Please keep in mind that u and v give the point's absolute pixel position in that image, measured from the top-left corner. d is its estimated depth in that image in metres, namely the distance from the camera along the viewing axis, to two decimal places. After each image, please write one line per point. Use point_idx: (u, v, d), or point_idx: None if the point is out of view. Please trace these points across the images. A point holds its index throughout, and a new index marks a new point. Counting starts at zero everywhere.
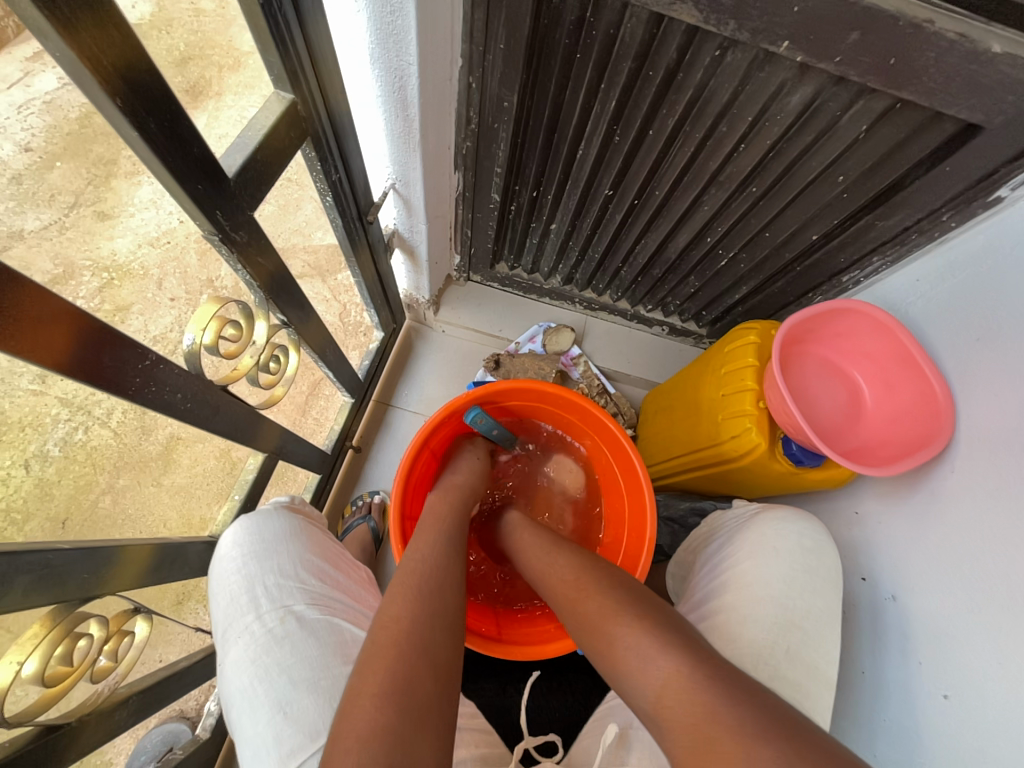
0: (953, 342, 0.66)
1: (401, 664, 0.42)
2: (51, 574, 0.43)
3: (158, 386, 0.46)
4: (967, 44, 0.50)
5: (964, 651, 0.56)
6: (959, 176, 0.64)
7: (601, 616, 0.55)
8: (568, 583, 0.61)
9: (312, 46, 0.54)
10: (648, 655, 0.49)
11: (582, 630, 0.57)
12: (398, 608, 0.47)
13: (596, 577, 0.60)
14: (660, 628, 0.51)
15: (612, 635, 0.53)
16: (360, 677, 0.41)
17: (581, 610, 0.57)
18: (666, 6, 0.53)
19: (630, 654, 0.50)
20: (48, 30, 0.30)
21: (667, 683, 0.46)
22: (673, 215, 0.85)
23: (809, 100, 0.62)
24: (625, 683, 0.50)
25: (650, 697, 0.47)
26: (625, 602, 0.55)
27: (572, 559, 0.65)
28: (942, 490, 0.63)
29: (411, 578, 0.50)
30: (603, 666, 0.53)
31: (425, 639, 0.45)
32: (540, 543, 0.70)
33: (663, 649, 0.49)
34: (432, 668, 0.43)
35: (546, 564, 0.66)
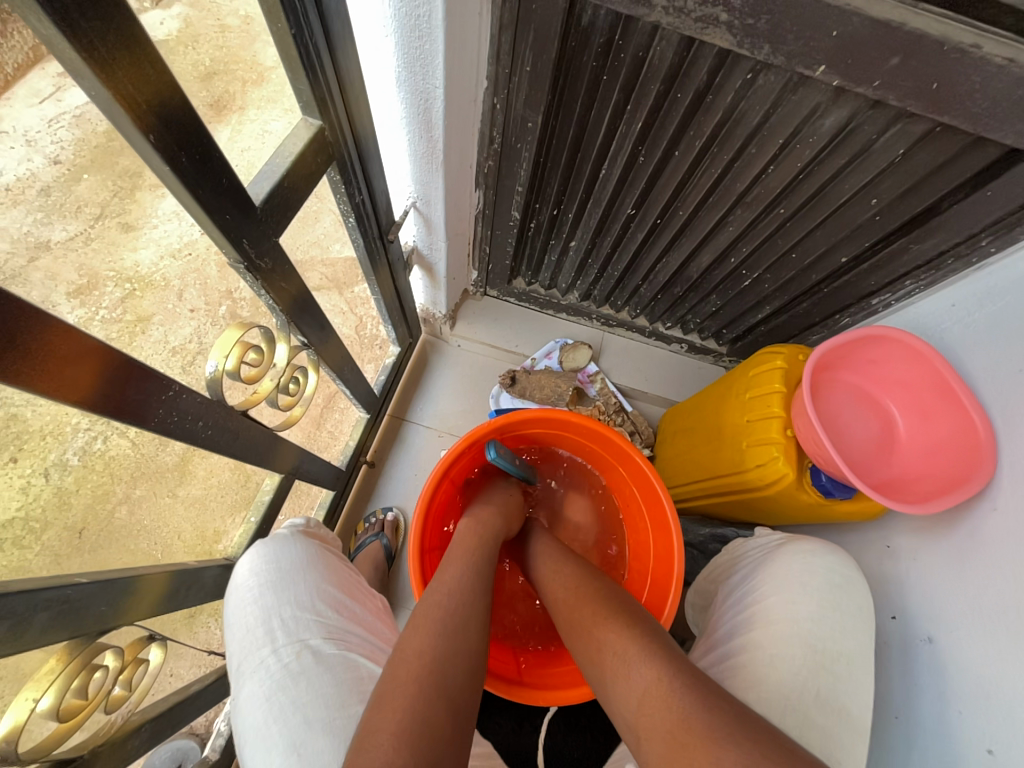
0: (993, 373, 0.63)
1: (419, 698, 0.41)
2: (69, 610, 0.43)
3: (180, 415, 0.46)
4: (1015, 69, 0.48)
5: (1010, 704, 0.53)
6: (1001, 201, 0.62)
7: (595, 628, 0.56)
8: (568, 596, 0.63)
9: (340, 72, 0.54)
10: (633, 664, 0.50)
11: (578, 643, 0.57)
12: (421, 641, 0.46)
13: (595, 591, 0.61)
14: (648, 639, 0.52)
15: (604, 647, 0.53)
16: (376, 708, 0.40)
17: (579, 623, 0.58)
18: (698, 30, 0.52)
19: (618, 663, 0.51)
20: (85, 71, 0.30)
21: (648, 692, 0.47)
22: (696, 235, 0.83)
23: (844, 123, 0.60)
24: (611, 694, 0.50)
25: (632, 706, 0.47)
26: (618, 614, 0.56)
27: (576, 575, 0.65)
28: (983, 528, 0.60)
29: (436, 611, 0.49)
30: (596, 679, 0.54)
31: (445, 676, 0.44)
32: (545, 558, 0.71)
33: (648, 659, 0.49)
34: (451, 709, 0.42)
35: (550, 577, 0.68)
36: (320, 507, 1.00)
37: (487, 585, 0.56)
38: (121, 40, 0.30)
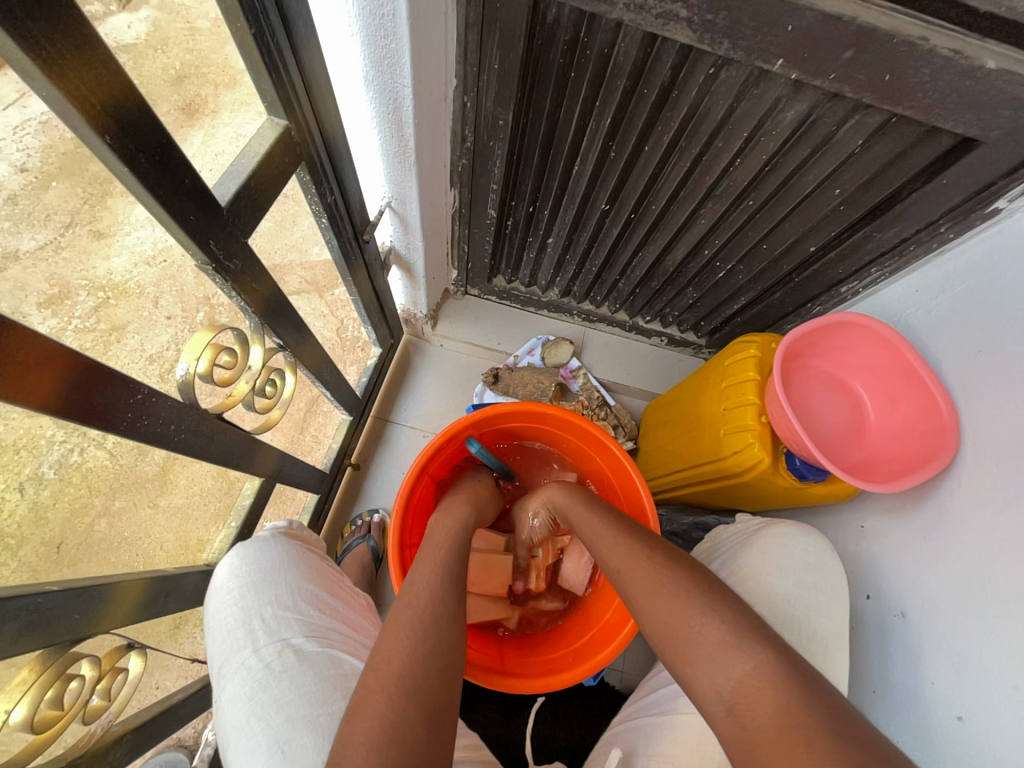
0: (955, 355, 0.65)
1: (388, 702, 0.41)
2: (40, 618, 0.42)
3: (151, 419, 0.45)
4: (962, 61, 0.50)
5: (978, 672, 0.55)
6: (957, 188, 0.64)
7: (680, 601, 0.52)
8: (642, 562, 0.57)
9: (305, 71, 0.54)
10: (735, 645, 0.47)
11: (654, 611, 0.53)
12: (396, 644, 0.46)
13: (676, 561, 0.57)
14: (743, 618, 0.49)
15: (694, 621, 0.50)
16: (348, 723, 0.40)
17: (659, 592, 0.54)
18: (659, 26, 0.53)
19: (721, 634, 0.48)
20: (34, 72, 0.29)
21: (754, 674, 0.45)
22: (670, 227, 0.84)
23: (804, 116, 0.61)
24: (701, 669, 0.47)
25: (731, 684, 0.45)
26: (707, 589, 0.52)
27: (642, 539, 0.60)
28: (950, 505, 0.62)
29: (407, 611, 0.49)
30: (675, 651, 0.50)
31: (416, 679, 0.43)
32: (601, 520, 0.65)
33: (754, 641, 0.47)
34: (424, 709, 0.42)
35: (611, 539, 0.62)
36: (305, 511, 0.99)
37: (461, 579, 0.56)
38: (70, 40, 0.30)
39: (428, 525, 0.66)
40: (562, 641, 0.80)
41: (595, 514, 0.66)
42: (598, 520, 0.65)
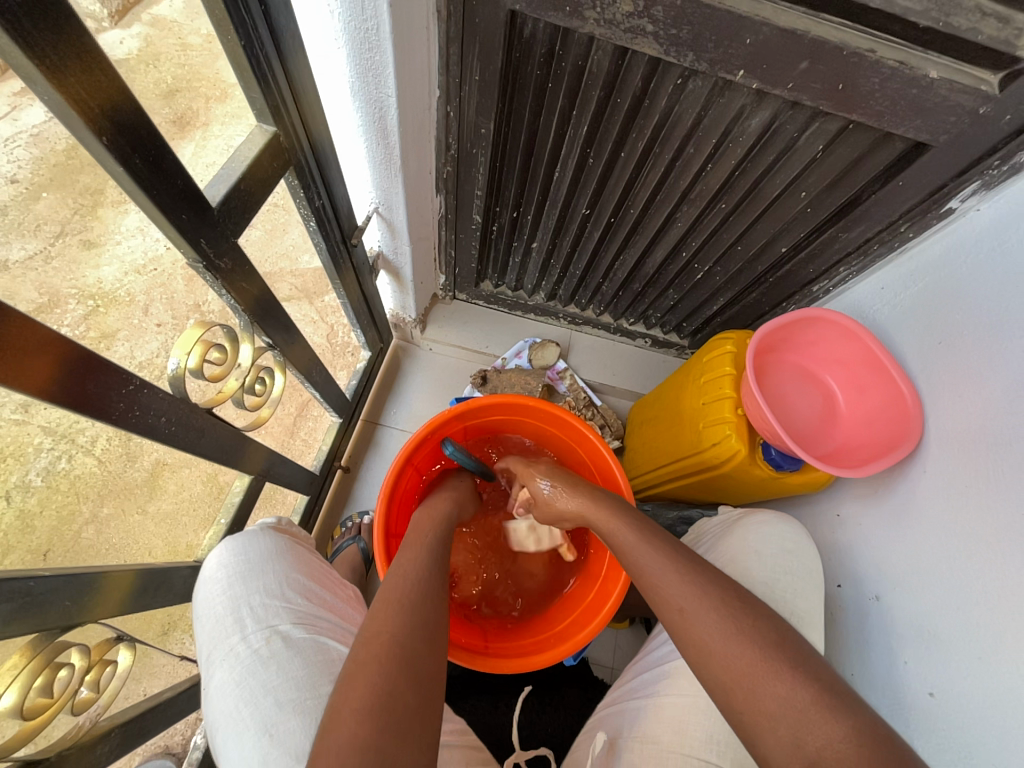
0: (918, 347, 0.69)
1: (378, 670, 0.42)
2: (32, 603, 0.43)
3: (142, 410, 0.47)
4: (906, 71, 0.54)
5: (948, 648, 0.57)
6: (912, 190, 0.68)
7: (762, 651, 0.48)
8: (717, 603, 0.52)
9: (293, 81, 0.56)
10: (826, 704, 0.44)
11: (727, 659, 0.48)
12: (386, 618, 0.47)
13: (748, 603, 0.52)
14: (826, 677, 0.46)
15: (780, 674, 0.46)
16: (338, 691, 0.41)
17: (738, 638, 0.49)
18: (629, 40, 0.57)
19: (805, 690, 0.45)
20: (38, 77, 0.32)
21: (848, 740, 0.41)
22: (649, 230, 0.87)
23: (768, 123, 0.65)
24: (785, 726, 0.44)
25: (822, 745, 0.42)
26: (785, 639, 0.49)
27: (706, 572, 0.55)
28: (916, 489, 0.65)
29: (395, 589, 0.51)
30: (748, 702, 0.46)
31: (402, 649, 0.45)
32: (660, 554, 0.58)
33: (842, 703, 0.44)
34: (415, 677, 0.43)
35: (666, 572, 0.56)
36: (295, 511, 1.00)
37: (445, 561, 0.59)
38: (72, 49, 0.33)
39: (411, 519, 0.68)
40: (544, 627, 0.81)
41: (651, 545, 0.59)
42: (655, 550, 0.58)
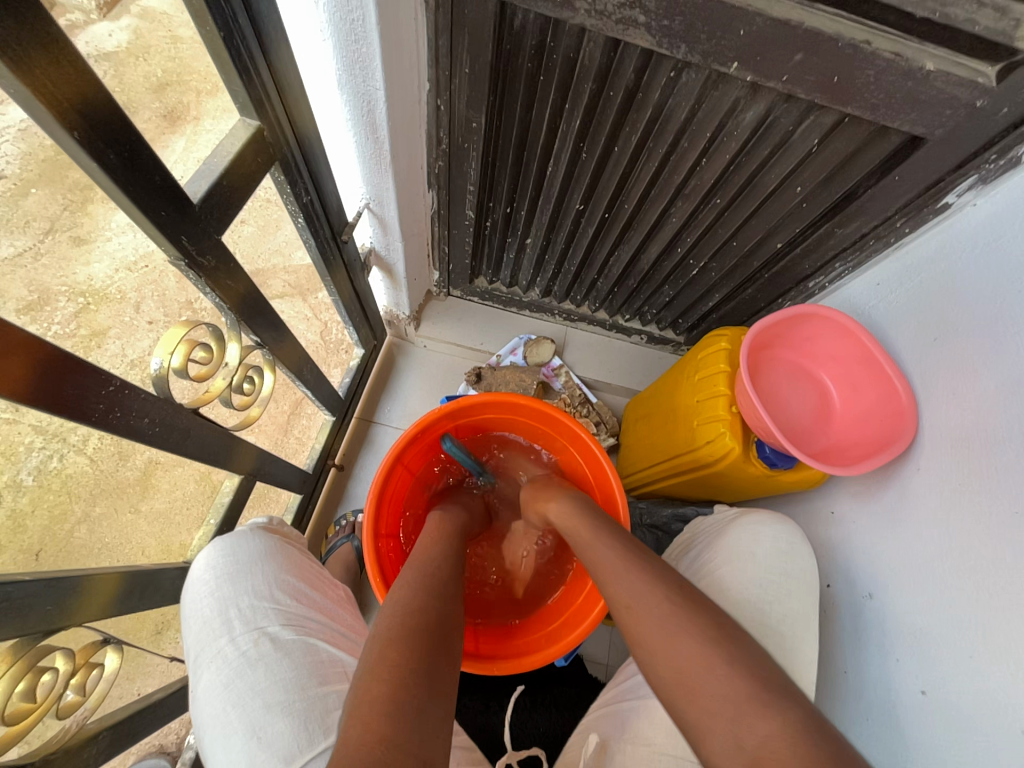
0: (913, 344, 0.68)
1: (412, 640, 0.48)
2: (11, 607, 0.43)
3: (124, 411, 0.46)
4: (902, 62, 0.53)
5: (939, 645, 0.57)
6: (908, 184, 0.67)
7: (701, 650, 0.49)
8: (660, 603, 0.53)
9: (276, 75, 0.55)
10: (761, 697, 0.45)
11: (670, 659, 0.49)
12: (419, 604, 0.53)
13: (692, 600, 0.53)
14: (761, 668, 0.47)
15: (716, 670, 0.47)
16: (376, 652, 0.46)
17: (678, 637, 0.50)
18: (620, 31, 0.56)
19: (741, 688, 0.46)
20: (2, 70, 0.31)
21: (782, 732, 0.42)
22: (644, 226, 0.87)
23: (763, 117, 0.64)
24: (724, 725, 0.45)
25: (760, 744, 0.43)
26: (723, 634, 0.50)
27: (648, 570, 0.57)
28: (910, 487, 0.64)
29: (415, 582, 0.57)
30: (691, 701, 0.47)
31: (429, 629, 0.50)
32: (613, 554, 0.59)
33: (779, 699, 0.45)
34: (444, 655, 0.48)
35: (615, 568, 0.58)
36: (288, 510, 1.00)
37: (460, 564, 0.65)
38: (37, 39, 0.32)
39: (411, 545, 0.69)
40: (535, 627, 0.81)
41: (609, 548, 0.60)
42: (608, 554, 0.60)
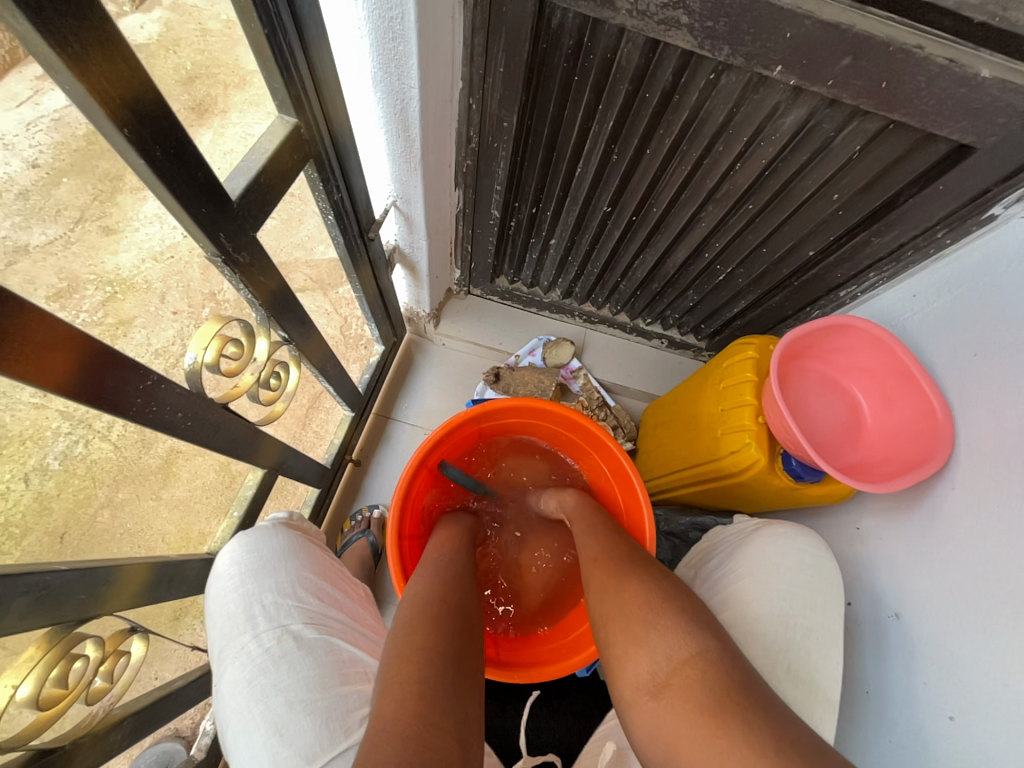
0: (951, 358, 0.66)
1: (438, 622, 0.49)
2: (48, 596, 0.43)
3: (158, 406, 0.47)
4: (956, 69, 0.51)
5: (970, 671, 0.55)
6: (952, 194, 0.65)
7: (643, 592, 0.56)
8: (620, 558, 0.64)
9: (315, 72, 0.55)
10: (681, 629, 0.51)
11: (617, 600, 0.58)
12: (442, 592, 0.55)
13: (647, 559, 0.63)
14: (690, 611, 0.53)
15: (649, 608, 0.54)
16: (403, 638, 0.47)
17: (623, 581, 0.59)
18: (661, 32, 0.55)
19: (665, 616, 0.53)
20: (59, 66, 0.31)
21: (694, 663, 0.48)
22: (672, 230, 0.85)
23: (803, 121, 0.62)
24: (645, 653, 0.51)
25: (669, 666, 0.49)
26: (664, 581, 0.58)
27: (623, 539, 0.67)
28: (943, 507, 0.63)
29: (439, 571, 0.59)
30: (622, 631, 0.55)
31: (454, 610, 0.52)
32: (594, 526, 0.71)
33: (698, 628, 0.51)
34: (468, 640, 0.50)
35: (591, 537, 0.70)
36: (306, 504, 1.00)
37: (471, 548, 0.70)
38: (94, 36, 0.32)
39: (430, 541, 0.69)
40: (554, 634, 0.81)
41: (589, 522, 0.73)
42: (588, 524, 0.73)
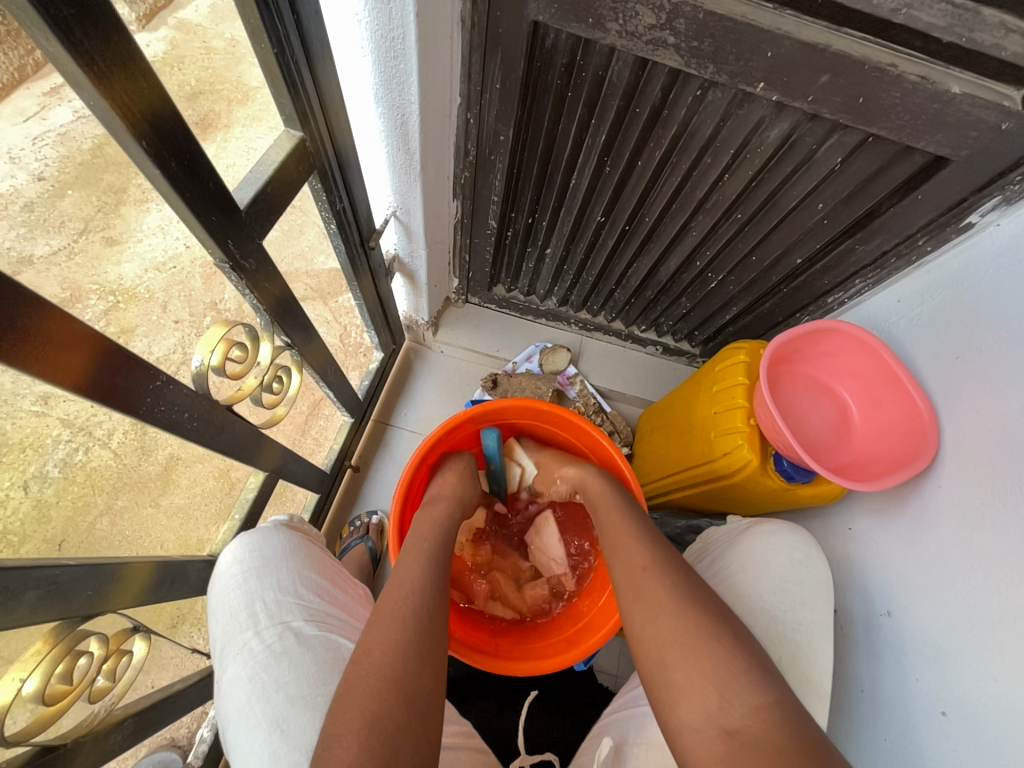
0: (935, 360, 0.68)
1: (398, 636, 0.49)
2: (58, 590, 0.44)
3: (167, 406, 0.48)
4: (928, 85, 0.54)
5: (957, 666, 0.56)
6: (931, 203, 0.68)
7: (707, 623, 0.52)
8: (672, 574, 0.58)
9: (320, 88, 0.58)
10: (758, 675, 0.48)
11: (675, 623, 0.53)
12: (428, 580, 0.56)
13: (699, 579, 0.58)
14: (760, 654, 0.50)
15: (717, 643, 0.51)
16: (365, 644, 0.49)
17: (683, 606, 0.54)
18: (649, 52, 0.58)
19: (739, 658, 0.49)
20: (85, 83, 0.33)
21: (771, 710, 0.45)
22: (664, 238, 0.88)
23: (787, 135, 0.65)
24: (716, 691, 0.47)
25: (743, 712, 0.46)
26: (727, 614, 0.54)
27: (673, 552, 0.62)
28: (931, 506, 0.64)
29: (425, 537, 0.64)
30: (681, 662, 0.50)
31: (424, 594, 0.55)
32: (632, 529, 0.65)
33: (771, 676, 0.48)
34: (427, 659, 0.49)
35: (636, 542, 0.63)
36: (306, 510, 1.01)
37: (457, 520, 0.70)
38: (117, 57, 0.34)
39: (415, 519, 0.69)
40: (552, 631, 0.83)
41: (628, 516, 0.67)
42: (626, 525, 0.66)
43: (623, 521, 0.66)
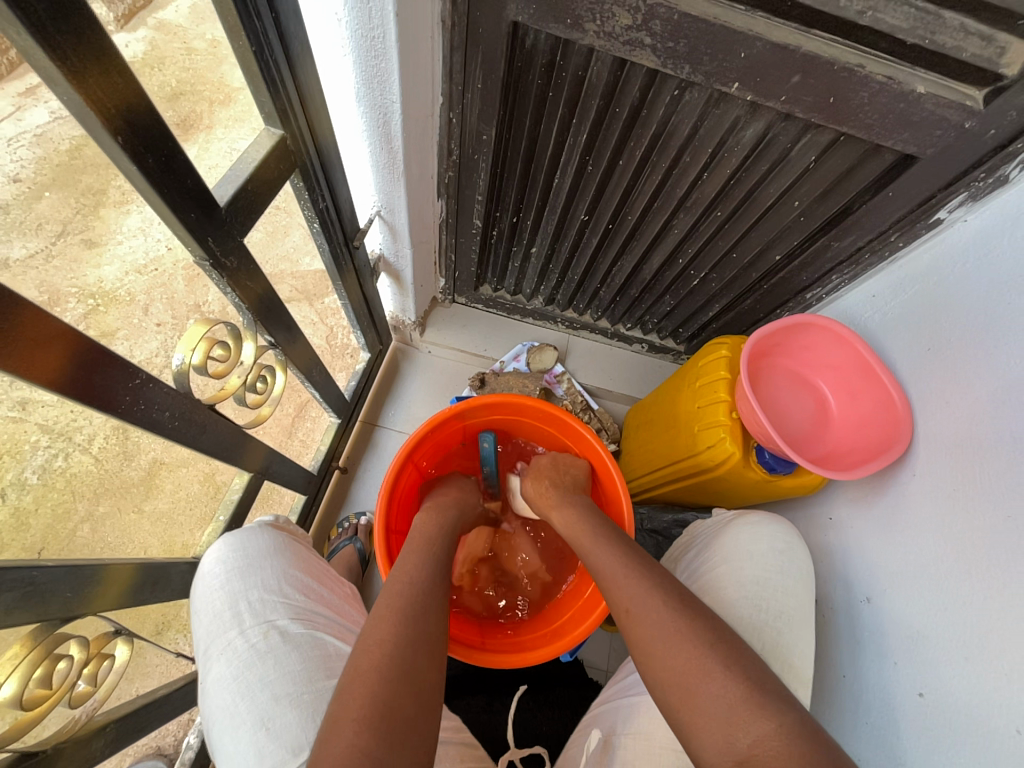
0: (909, 353, 0.70)
1: (400, 628, 0.50)
2: (35, 592, 0.44)
3: (146, 405, 0.48)
4: (894, 86, 0.56)
5: (934, 649, 0.58)
6: (902, 200, 0.70)
7: (700, 652, 0.52)
8: (656, 606, 0.57)
9: (300, 86, 0.58)
10: (758, 702, 0.48)
11: (668, 659, 0.53)
12: (418, 580, 0.57)
13: (691, 603, 0.58)
14: (762, 680, 0.50)
15: (713, 674, 0.50)
16: (372, 632, 0.49)
17: (672, 637, 0.54)
18: (627, 52, 0.59)
19: (736, 688, 0.49)
20: (58, 78, 0.33)
21: (777, 737, 0.45)
22: (647, 237, 0.89)
23: (762, 134, 0.67)
24: (721, 726, 0.47)
25: (749, 746, 0.45)
26: (721, 638, 0.53)
27: (660, 577, 0.61)
28: (905, 494, 0.66)
29: (420, 538, 0.65)
30: (685, 698, 0.50)
31: (417, 593, 0.55)
32: (613, 559, 0.64)
33: (773, 701, 0.48)
34: (429, 654, 0.50)
35: (619, 576, 0.62)
36: (293, 511, 1.01)
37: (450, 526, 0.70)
38: (91, 51, 0.34)
39: (412, 524, 0.69)
40: (540, 624, 0.83)
41: (610, 549, 0.66)
42: (608, 558, 0.65)
43: (602, 557, 0.65)
